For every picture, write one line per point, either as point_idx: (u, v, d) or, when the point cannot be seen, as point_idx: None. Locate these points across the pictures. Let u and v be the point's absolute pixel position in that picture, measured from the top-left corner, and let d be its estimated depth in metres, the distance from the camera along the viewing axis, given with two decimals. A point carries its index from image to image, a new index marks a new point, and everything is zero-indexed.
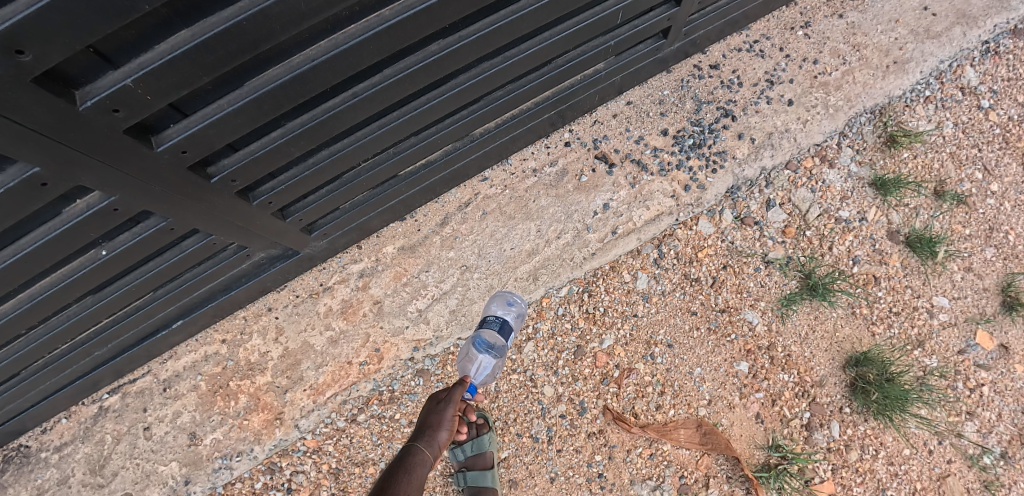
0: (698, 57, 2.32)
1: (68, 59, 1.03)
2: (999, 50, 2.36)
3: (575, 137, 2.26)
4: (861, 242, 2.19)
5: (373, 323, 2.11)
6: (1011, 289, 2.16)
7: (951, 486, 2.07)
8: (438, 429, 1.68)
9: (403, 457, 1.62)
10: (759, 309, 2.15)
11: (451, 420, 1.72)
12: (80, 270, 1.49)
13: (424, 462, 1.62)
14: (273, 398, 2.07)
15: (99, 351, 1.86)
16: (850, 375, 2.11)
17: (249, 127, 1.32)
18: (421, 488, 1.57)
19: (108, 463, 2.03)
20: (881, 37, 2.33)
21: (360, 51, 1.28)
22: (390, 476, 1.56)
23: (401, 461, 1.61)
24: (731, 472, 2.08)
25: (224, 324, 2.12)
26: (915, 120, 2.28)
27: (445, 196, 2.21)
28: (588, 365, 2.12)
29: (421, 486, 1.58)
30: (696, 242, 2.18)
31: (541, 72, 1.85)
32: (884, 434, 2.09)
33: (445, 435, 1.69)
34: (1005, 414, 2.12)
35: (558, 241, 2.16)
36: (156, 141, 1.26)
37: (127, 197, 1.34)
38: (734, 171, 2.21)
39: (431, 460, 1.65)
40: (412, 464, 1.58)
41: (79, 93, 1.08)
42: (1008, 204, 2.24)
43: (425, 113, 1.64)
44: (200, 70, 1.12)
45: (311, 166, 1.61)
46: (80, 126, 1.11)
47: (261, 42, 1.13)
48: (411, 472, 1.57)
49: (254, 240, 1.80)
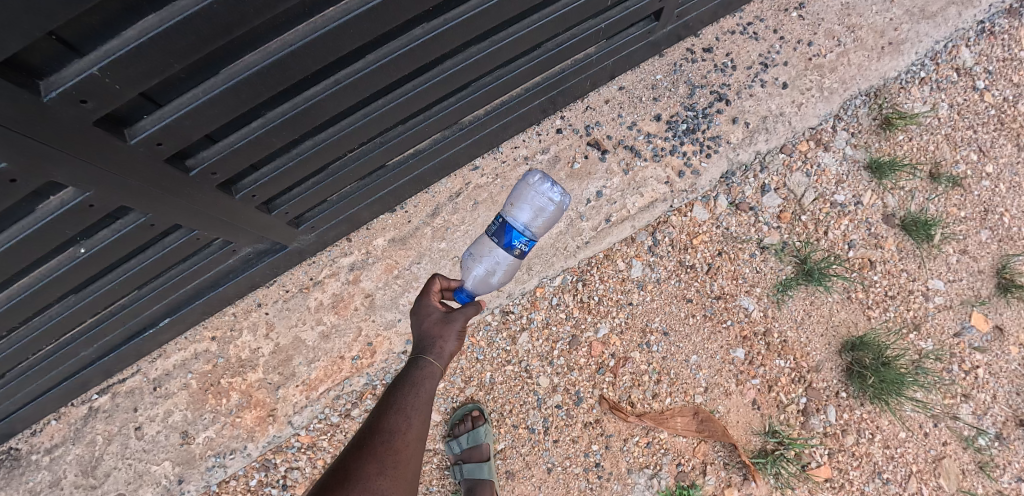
0: (691, 40, 2.26)
1: (30, 48, 0.98)
2: (994, 30, 2.33)
3: (566, 123, 2.20)
4: (857, 226, 2.17)
5: (365, 317, 2.08)
6: (1006, 270, 2.15)
7: (946, 468, 2.09)
8: (444, 340, 1.53)
9: (409, 369, 1.51)
10: (755, 295, 2.13)
11: (459, 331, 1.56)
12: (59, 269, 1.45)
13: (433, 374, 1.50)
14: (265, 395, 2.05)
15: (85, 351, 1.82)
16: (846, 359, 2.10)
17: (227, 116, 1.28)
18: (431, 400, 1.48)
19: (100, 464, 2.01)
20: (876, 17, 2.28)
21: (340, 35, 1.24)
22: (394, 389, 1.47)
23: (406, 372, 1.50)
24: (728, 458, 2.08)
25: (214, 321, 2.07)
26: (911, 102, 2.26)
27: (435, 186, 2.15)
28: (583, 355, 2.11)
29: (433, 397, 1.49)
30: (690, 229, 2.16)
31: (531, 57, 1.80)
32: (881, 418, 2.09)
33: (452, 346, 1.54)
34: (1000, 395, 2.13)
35: (551, 230, 2.12)
36: (130, 133, 1.21)
37: (103, 193, 1.29)
38: (728, 156, 2.18)
39: (442, 369, 1.53)
40: (417, 378, 1.47)
41: (45, 83, 1.04)
42: (1004, 185, 2.23)
43: (411, 101, 1.60)
44: (171, 57, 1.08)
45: (295, 157, 1.57)
46: (47, 118, 1.07)
47: (234, 27, 1.08)
48: (417, 387, 1.47)
49: (240, 235, 1.75)
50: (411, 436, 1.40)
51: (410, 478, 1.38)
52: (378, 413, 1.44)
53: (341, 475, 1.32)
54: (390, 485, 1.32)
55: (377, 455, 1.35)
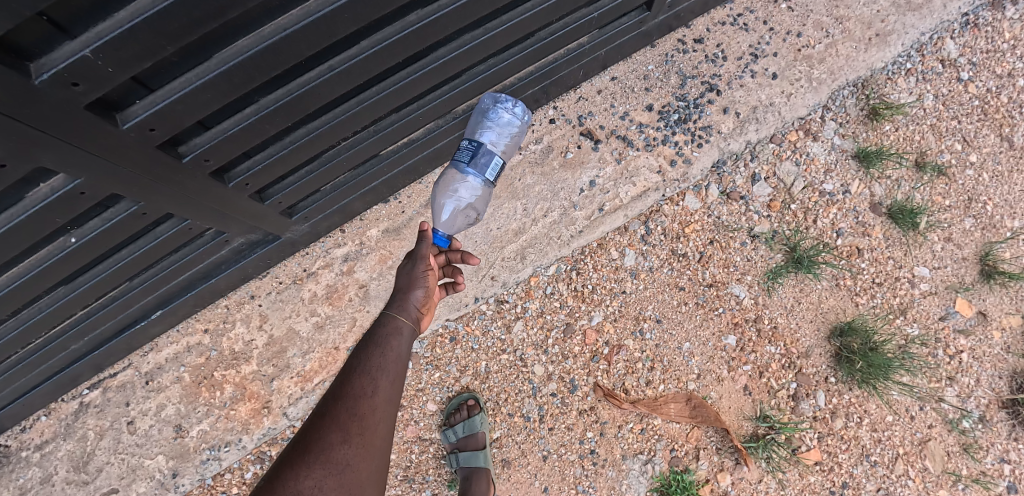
0: (682, 31, 2.27)
1: (19, 29, 0.97)
2: (978, 22, 2.37)
3: (559, 114, 2.21)
4: (845, 214, 2.21)
5: (359, 308, 2.08)
6: (990, 257, 2.21)
7: (932, 450, 2.14)
8: (411, 289, 1.57)
9: (375, 330, 1.49)
10: (746, 282, 2.16)
11: (425, 277, 1.59)
12: (49, 259, 1.43)
13: (401, 328, 1.51)
14: (259, 387, 2.04)
15: (75, 344, 1.80)
16: (835, 345, 2.14)
17: (220, 102, 1.27)
18: (400, 357, 1.44)
19: (92, 460, 2.00)
20: (863, 9, 2.31)
21: (334, 19, 1.23)
22: (361, 347, 1.44)
23: (373, 331, 1.49)
24: (720, 444, 2.11)
25: (207, 314, 2.06)
26: (897, 92, 2.30)
27: (428, 176, 2.15)
28: (577, 343, 2.12)
29: (404, 355, 1.46)
30: (683, 218, 2.18)
31: (524, 46, 1.80)
32: (868, 402, 2.14)
33: (419, 294, 1.57)
34: (983, 379, 2.18)
35: (545, 220, 2.13)
36: (122, 118, 1.20)
37: (93, 179, 1.28)
38: (720, 145, 2.20)
39: (409, 326, 1.52)
40: (385, 330, 1.47)
41: (35, 65, 1.03)
42: (987, 175, 2.27)
43: (405, 88, 1.60)
44: (164, 39, 1.07)
45: (288, 145, 1.56)
46: (37, 101, 1.05)
47: (228, 9, 1.08)
48: (387, 339, 1.46)
49: (232, 224, 1.74)
50: (379, 399, 1.32)
51: (381, 445, 1.28)
52: (340, 379, 1.35)
53: (301, 446, 1.21)
54: (353, 453, 1.21)
55: (341, 421, 1.24)
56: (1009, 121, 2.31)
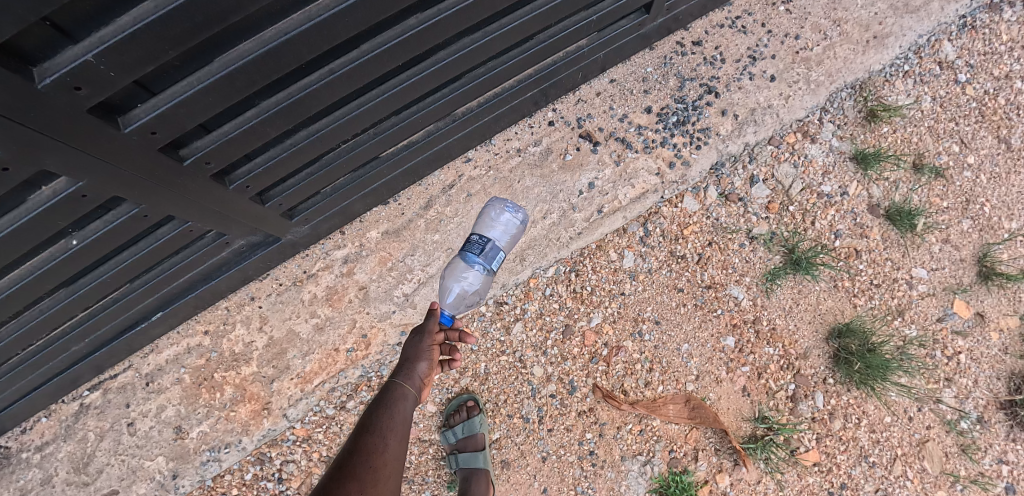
0: (680, 34, 2.28)
1: (23, 34, 0.98)
2: (975, 24, 2.38)
3: (558, 116, 2.22)
4: (844, 216, 2.22)
5: (359, 309, 2.09)
6: (987, 259, 2.21)
7: (930, 451, 2.14)
8: (416, 361, 1.58)
9: (382, 394, 1.53)
10: (744, 284, 2.17)
11: (431, 351, 1.61)
12: (50, 261, 1.44)
13: (406, 396, 1.53)
14: (259, 389, 2.05)
15: (76, 346, 1.80)
16: (833, 346, 2.15)
17: (221, 105, 1.28)
18: (406, 422, 1.48)
19: (92, 461, 2.00)
20: (861, 11, 2.33)
21: (335, 24, 1.24)
22: (369, 412, 1.48)
23: (381, 396, 1.52)
24: (719, 445, 2.12)
25: (207, 315, 2.06)
26: (895, 94, 2.31)
27: (428, 178, 2.16)
28: (576, 344, 2.13)
29: (409, 420, 1.50)
30: (681, 220, 2.19)
31: (523, 49, 1.81)
32: (867, 403, 2.15)
33: (424, 367, 1.59)
34: (981, 380, 2.19)
35: (544, 221, 2.14)
36: (124, 122, 1.21)
37: (95, 182, 1.29)
38: (718, 147, 2.21)
39: (414, 394, 1.55)
40: (393, 397, 1.50)
41: (38, 69, 1.04)
42: (984, 176, 2.28)
43: (405, 91, 1.61)
44: (166, 43, 1.08)
45: (289, 147, 1.57)
46: (40, 105, 1.06)
47: (229, 14, 1.09)
48: (394, 405, 1.49)
49: (233, 226, 1.75)
50: (390, 456, 1.37)
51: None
52: (353, 438, 1.41)
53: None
54: None
55: (357, 475, 1.28)
56: (1006, 123, 2.32)
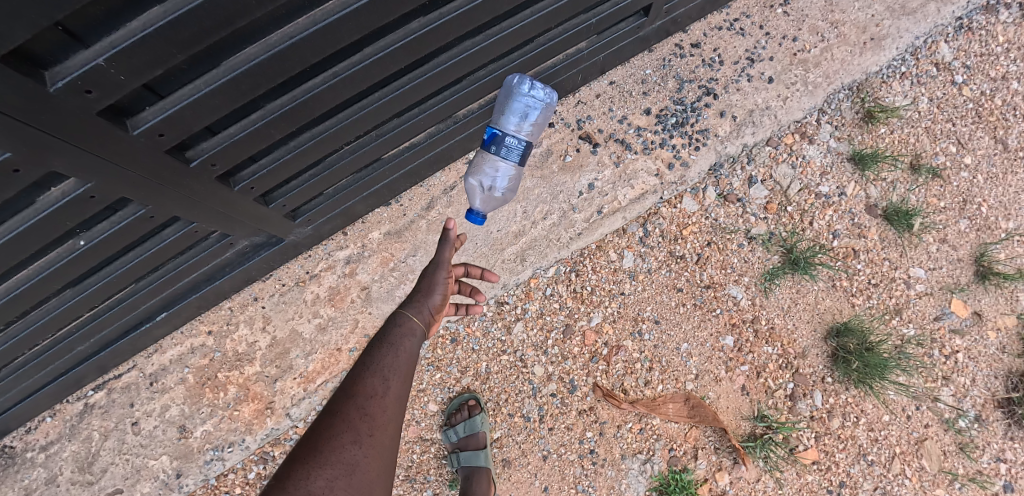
0: (679, 36, 2.30)
1: (36, 38, 1.00)
2: (972, 26, 2.40)
3: (558, 117, 2.24)
4: (841, 216, 2.24)
5: (361, 309, 2.11)
6: (985, 258, 2.23)
7: (928, 449, 2.16)
8: (430, 293, 1.62)
9: (386, 330, 1.51)
10: (743, 284, 2.19)
11: (445, 284, 1.65)
12: (58, 262, 1.46)
13: (413, 331, 1.54)
14: (262, 388, 2.07)
15: (81, 346, 1.82)
16: (831, 345, 2.17)
17: (227, 108, 1.30)
18: (411, 359, 1.47)
19: (97, 460, 2.02)
20: (858, 13, 2.35)
21: (339, 28, 1.26)
22: (371, 348, 1.46)
23: (384, 331, 1.51)
24: (718, 443, 2.14)
25: (210, 315, 2.08)
26: (892, 95, 2.33)
27: (429, 180, 2.18)
28: (577, 344, 2.15)
29: (415, 356, 1.50)
30: (680, 220, 2.21)
31: (524, 51, 1.83)
32: (865, 402, 2.16)
33: (438, 299, 1.63)
34: (979, 379, 2.21)
35: (545, 222, 2.15)
36: (132, 124, 1.23)
37: (103, 183, 1.31)
38: (717, 148, 2.23)
39: (421, 329, 1.56)
40: (399, 331, 1.50)
41: (50, 73, 1.06)
42: (981, 176, 2.30)
43: (408, 93, 1.63)
44: (174, 48, 1.10)
45: (293, 149, 1.59)
46: (51, 108, 1.08)
47: (236, 18, 1.11)
48: (399, 342, 1.48)
49: (237, 227, 1.77)
50: (390, 399, 1.35)
51: (390, 441, 1.31)
52: (353, 374, 1.39)
53: (312, 445, 1.23)
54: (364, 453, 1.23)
55: (351, 421, 1.27)
56: (1003, 123, 2.34)
